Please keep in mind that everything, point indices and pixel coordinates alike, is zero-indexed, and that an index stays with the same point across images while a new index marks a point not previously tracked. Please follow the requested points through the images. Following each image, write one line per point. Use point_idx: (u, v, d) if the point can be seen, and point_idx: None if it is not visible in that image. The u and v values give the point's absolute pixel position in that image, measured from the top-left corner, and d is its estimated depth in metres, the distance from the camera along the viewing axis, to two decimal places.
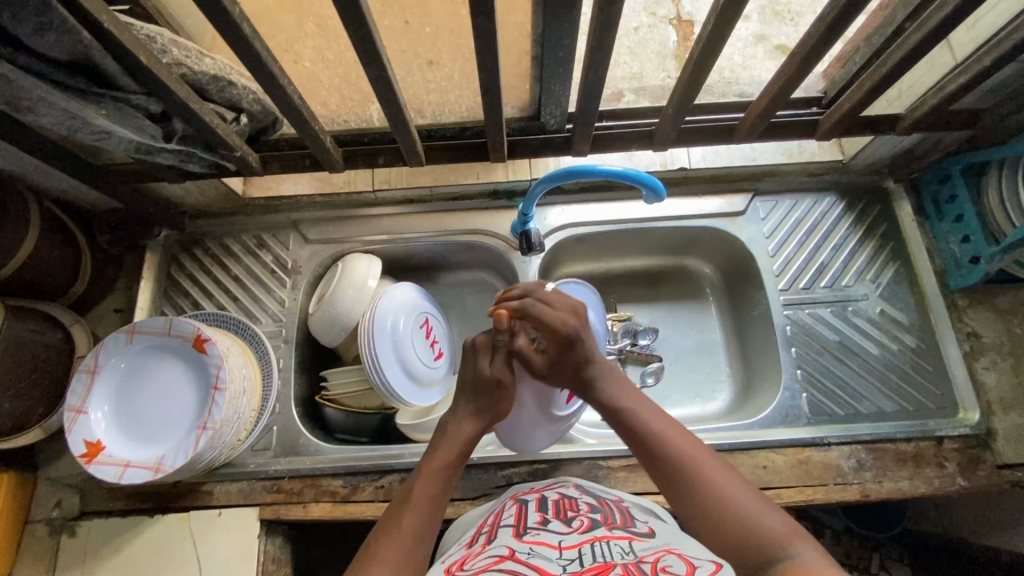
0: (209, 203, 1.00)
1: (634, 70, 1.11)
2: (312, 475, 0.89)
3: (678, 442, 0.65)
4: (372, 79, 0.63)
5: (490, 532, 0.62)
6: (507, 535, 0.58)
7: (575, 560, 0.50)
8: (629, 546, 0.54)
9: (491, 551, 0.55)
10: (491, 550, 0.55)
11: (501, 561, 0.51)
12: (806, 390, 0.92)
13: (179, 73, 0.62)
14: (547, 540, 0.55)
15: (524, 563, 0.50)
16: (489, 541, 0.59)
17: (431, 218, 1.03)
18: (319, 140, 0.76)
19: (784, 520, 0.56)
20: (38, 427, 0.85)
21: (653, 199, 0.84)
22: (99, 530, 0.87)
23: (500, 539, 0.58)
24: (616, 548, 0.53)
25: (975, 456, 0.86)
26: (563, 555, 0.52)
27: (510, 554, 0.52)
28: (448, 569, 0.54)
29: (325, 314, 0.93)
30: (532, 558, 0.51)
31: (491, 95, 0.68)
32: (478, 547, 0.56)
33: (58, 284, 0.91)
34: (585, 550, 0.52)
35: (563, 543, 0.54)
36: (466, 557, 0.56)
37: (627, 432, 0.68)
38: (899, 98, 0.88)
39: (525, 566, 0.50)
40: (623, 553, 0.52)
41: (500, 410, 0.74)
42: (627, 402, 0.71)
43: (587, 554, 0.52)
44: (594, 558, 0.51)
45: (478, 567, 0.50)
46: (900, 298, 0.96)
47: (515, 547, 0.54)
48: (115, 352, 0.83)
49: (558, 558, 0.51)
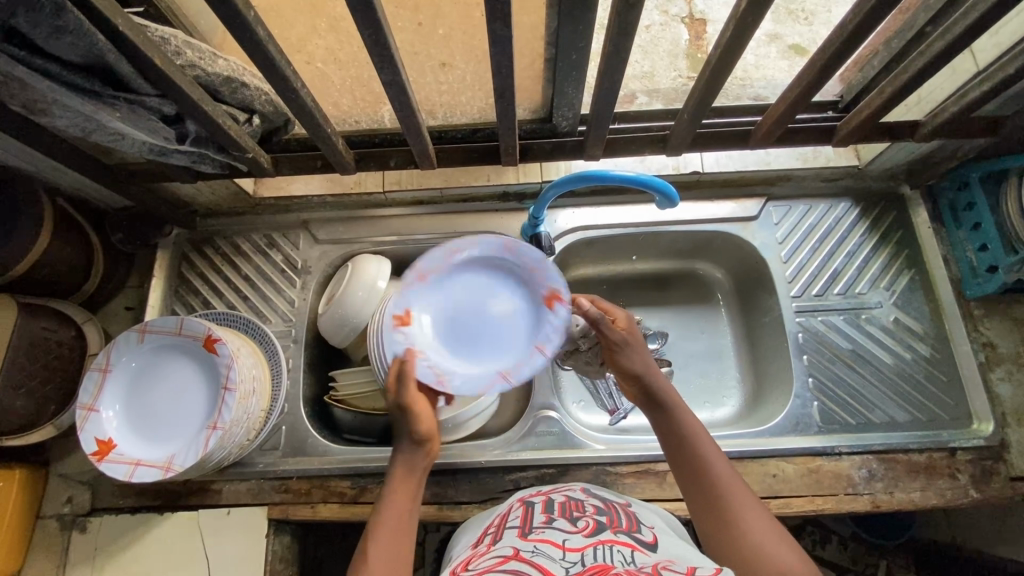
0: (220, 202, 1.00)
1: (646, 69, 1.10)
2: (320, 475, 0.89)
3: (715, 457, 0.63)
4: (385, 83, 0.63)
5: (496, 533, 0.62)
6: (512, 534, 0.58)
7: (578, 561, 0.50)
8: (631, 552, 0.53)
9: (495, 551, 0.55)
10: (496, 550, 0.55)
11: (505, 561, 0.51)
12: (817, 398, 0.91)
13: (192, 74, 0.62)
14: (551, 538, 0.56)
15: (529, 562, 0.50)
16: (495, 541, 0.59)
17: (441, 218, 1.02)
18: (331, 142, 0.75)
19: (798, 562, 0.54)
20: (50, 424, 0.86)
21: (666, 204, 0.82)
22: (110, 526, 0.87)
23: (505, 539, 0.58)
24: (619, 553, 0.53)
25: (988, 468, 0.85)
26: (567, 556, 0.51)
27: (514, 554, 0.52)
28: (453, 570, 0.54)
29: (335, 315, 0.93)
30: (536, 557, 0.51)
31: (505, 98, 0.68)
32: (483, 547, 0.56)
33: (71, 282, 0.91)
34: (588, 552, 0.52)
35: (567, 543, 0.54)
36: (471, 557, 0.56)
37: (662, 430, 0.67)
38: (918, 103, 0.86)
39: (529, 564, 0.50)
40: (626, 559, 0.52)
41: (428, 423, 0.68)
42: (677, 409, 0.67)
43: (590, 555, 0.52)
44: (595, 558, 0.51)
45: (482, 567, 0.50)
46: (914, 305, 0.94)
47: (520, 545, 0.55)
48: (126, 351, 0.83)
49: (562, 558, 0.51)
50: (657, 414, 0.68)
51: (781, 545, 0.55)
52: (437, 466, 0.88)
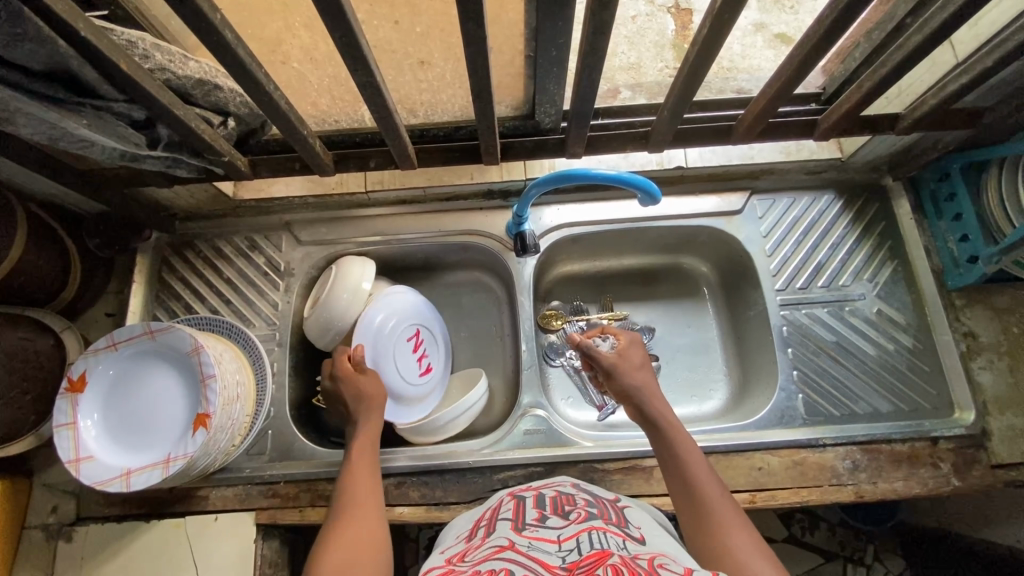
0: (201, 204, 0.99)
1: (632, 61, 1.09)
2: (307, 479, 0.88)
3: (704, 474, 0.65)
4: (360, 84, 0.62)
5: (489, 526, 0.62)
6: (505, 527, 0.59)
7: (574, 550, 0.50)
8: (624, 541, 0.54)
9: (491, 542, 0.55)
10: (490, 542, 0.55)
11: (501, 550, 0.52)
12: (802, 391, 0.91)
13: (163, 78, 0.61)
14: (545, 533, 0.55)
15: (524, 554, 0.50)
16: (488, 533, 0.59)
17: (426, 218, 1.02)
18: (308, 143, 0.74)
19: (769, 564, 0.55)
20: (32, 435, 0.85)
21: (648, 201, 0.82)
22: (97, 534, 0.87)
23: (499, 531, 0.58)
24: (612, 540, 0.54)
25: (970, 456, 0.86)
26: (562, 546, 0.52)
27: (510, 544, 0.53)
28: (447, 561, 0.55)
29: (319, 319, 0.89)
30: (531, 550, 0.52)
31: (483, 97, 0.67)
32: (477, 539, 0.57)
33: (49, 289, 0.90)
34: (583, 539, 0.53)
35: (561, 535, 0.54)
36: (466, 549, 0.56)
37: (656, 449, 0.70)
38: (898, 95, 0.86)
39: (525, 556, 0.50)
40: (619, 545, 0.53)
41: (374, 394, 0.83)
42: (668, 424, 0.71)
43: (584, 543, 0.52)
44: (591, 546, 0.51)
45: (478, 558, 0.51)
46: (898, 297, 0.95)
47: (515, 538, 0.55)
48: (100, 360, 0.81)
49: (557, 549, 0.51)
50: (650, 429, 0.71)
51: (757, 552, 0.56)
52: (425, 466, 0.88)
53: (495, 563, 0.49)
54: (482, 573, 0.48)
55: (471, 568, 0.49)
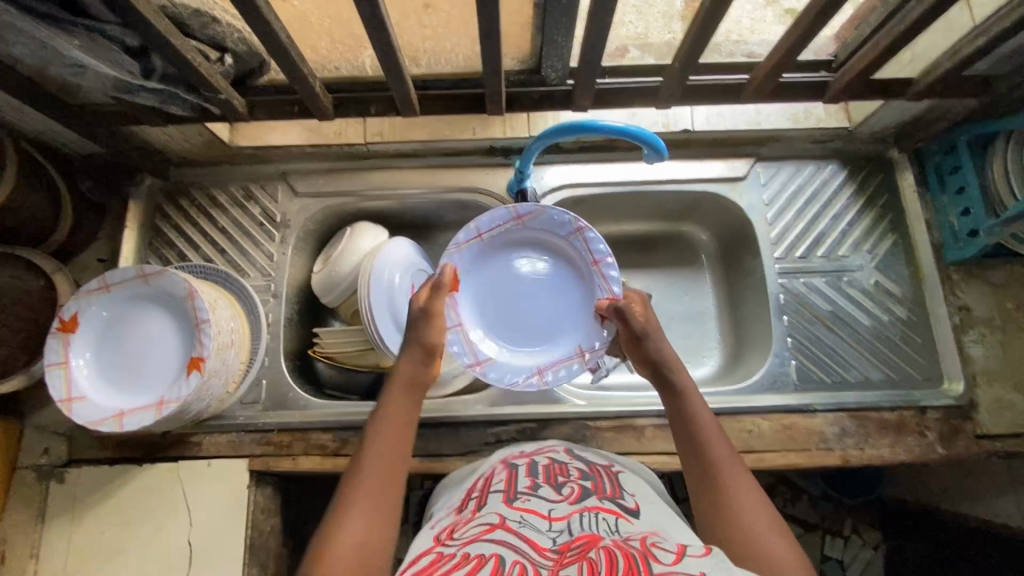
0: (195, 150, 0.96)
1: (640, 30, 1.05)
2: (301, 428, 0.89)
3: (713, 430, 0.66)
4: (364, 18, 0.60)
5: (480, 496, 0.62)
6: (496, 499, 0.59)
7: (564, 532, 0.52)
8: (617, 521, 0.55)
9: (481, 517, 0.56)
10: (481, 517, 0.55)
11: (491, 530, 0.52)
12: (795, 357, 0.92)
13: (157, 3, 0.58)
14: (537, 507, 0.56)
15: (515, 533, 0.51)
16: (479, 505, 0.59)
17: (427, 173, 1.00)
18: (308, 83, 0.72)
19: (772, 526, 0.56)
20: (23, 374, 0.83)
21: (655, 157, 0.79)
22: (89, 477, 0.87)
23: (490, 503, 0.59)
24: (605, 522, 0.54)
25: (956, 426, 0.87)
26: (552, 527, 0.53)
27: (501, 521, 0.53)
28: (438, 536, 0.55)
29: (329, 275, 0.93)
30: (522, 528, 0.52)
31: (490, 40, 0.65)
32: (467, 513, 0.57)
33: (40, 230, 0.88)
34: (574, 521, 0.54)
35: (552, 513, 0.55)
36: (456, 523, 0.57)
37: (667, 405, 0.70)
38: (910, 61, 0.84)
39: (516, 535, 0.51)
40: (612, 528, 0.53)
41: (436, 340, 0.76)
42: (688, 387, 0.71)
43: (575, 525, 0.53)
44: (582, 528, 0.52)
45: (468, 537, 0.51)
46: (895, 269, 0.95)
47: (506, 513, 0.55)
48: (93, 301, 0.80)
49: (548, 529, 0.52)
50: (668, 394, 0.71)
51: (760, 514, 0.57)
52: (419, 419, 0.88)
53: (485, 544, 0.49)
54: (471, 556, 0.48)
55: (461, 549, 0.49)
